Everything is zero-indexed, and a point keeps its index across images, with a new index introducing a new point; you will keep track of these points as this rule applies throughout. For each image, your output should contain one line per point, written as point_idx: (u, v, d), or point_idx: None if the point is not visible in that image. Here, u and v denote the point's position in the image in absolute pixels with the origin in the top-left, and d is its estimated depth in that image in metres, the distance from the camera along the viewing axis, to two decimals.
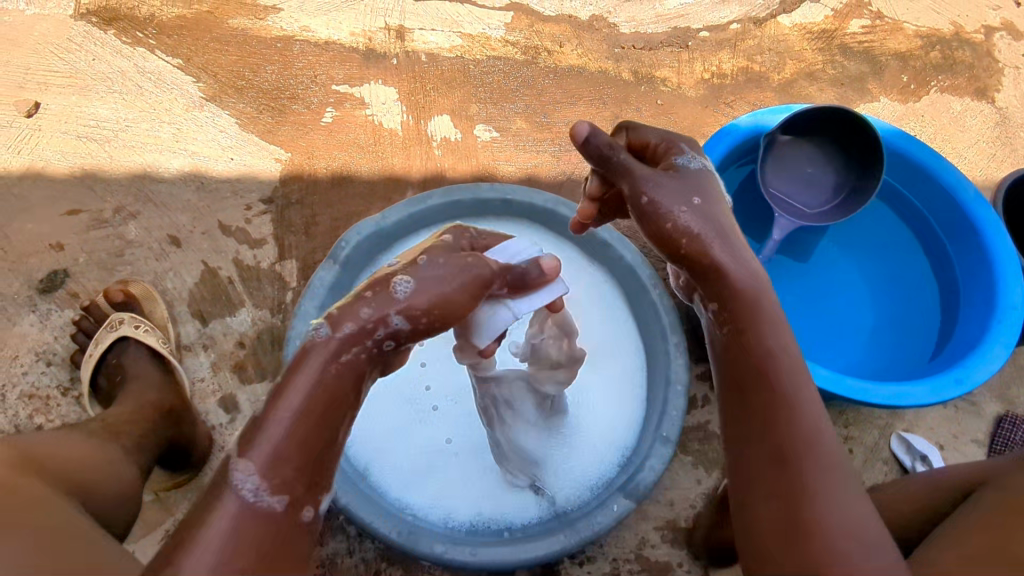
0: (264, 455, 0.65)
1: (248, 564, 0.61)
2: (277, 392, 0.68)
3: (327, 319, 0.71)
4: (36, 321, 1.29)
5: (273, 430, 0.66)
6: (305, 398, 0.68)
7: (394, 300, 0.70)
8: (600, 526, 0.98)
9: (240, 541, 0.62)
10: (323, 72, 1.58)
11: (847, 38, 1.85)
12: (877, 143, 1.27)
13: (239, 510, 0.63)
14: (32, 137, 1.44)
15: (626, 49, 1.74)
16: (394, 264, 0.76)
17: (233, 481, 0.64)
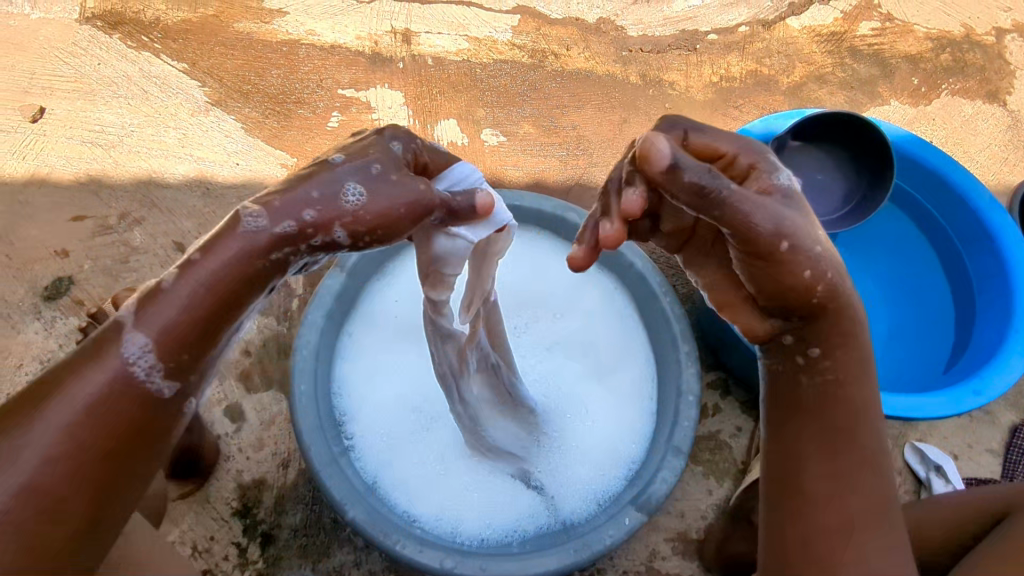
0: (160, 332, 0.55)
1: (111, 444, 0.55)
2: (192, 258, 0.57)
3: (263, 204, 0.58)
4: (40, 329, 1.27)
5: (175, 305, 0.56)
6: (217, 278, 0.56)
7: (344, 211, 0.59)
8: (611, 540, 0.97)
9: (109, 417, 0.55)
10: (328, 76, 1.57)
11: (856, 41, 1.84)
12: (888, 149, 1.27)
13: (118, 384, 0.55)
14: (37, 142, 1.43)
15: (634, 52, 1.72)
16: (339, 159, 0.61)
17: (120, 348, 0.55)
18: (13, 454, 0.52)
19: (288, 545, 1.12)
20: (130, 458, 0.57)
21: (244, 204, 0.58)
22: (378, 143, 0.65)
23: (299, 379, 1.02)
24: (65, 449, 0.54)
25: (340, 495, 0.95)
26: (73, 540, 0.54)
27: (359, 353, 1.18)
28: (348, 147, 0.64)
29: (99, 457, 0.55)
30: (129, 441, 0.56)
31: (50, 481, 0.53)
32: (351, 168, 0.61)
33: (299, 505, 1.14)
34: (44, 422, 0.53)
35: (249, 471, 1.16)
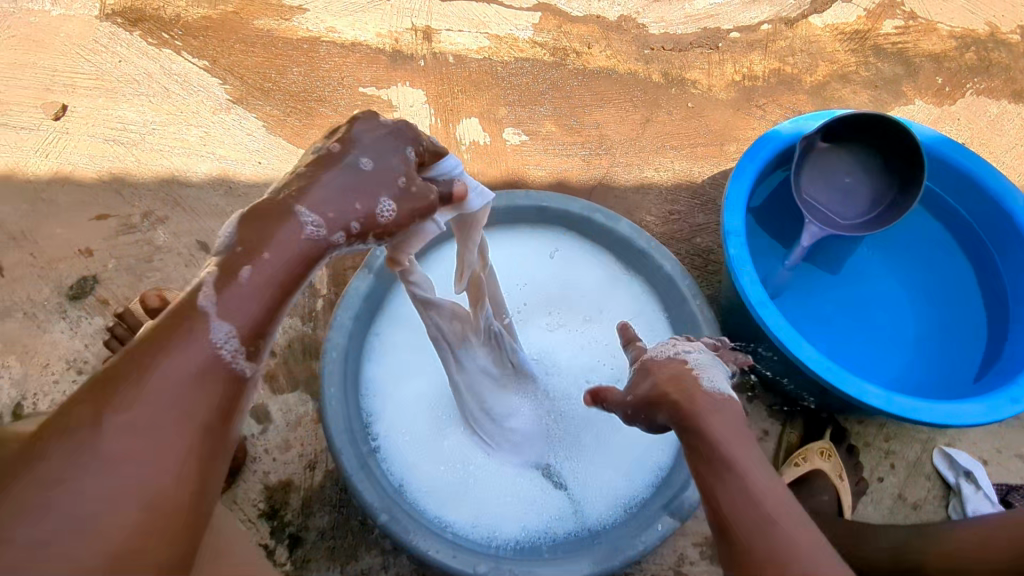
0: (244, 320, 0.62)
1: (210, 422, 0.59)
2: (259, 253, 0.63)
3: (318, 212, 0.65)
4: (66, 328, 1.27)
5: (255, 297, 0.62)
6: (284, 273, 0.64)
7: (380, 226, 0.68)
8: (644, 547, 0.96)
9: (204, 398, 0.59)
10: (349, 74, 1.56)
11: (880, 39, 1.80)
12: (918, 150, 1.22)
13: (211, 366, 0.59)
14: (60, 140, 1.42)
15: (655, 50, 1.70)
16: (369, 166, 0.68)
17: (208, 333, 0.60)
18: (120, 433, 0.55)
19: (315, 547, 1.12)
20: (222, 440, 0.60)
21: (301, 209, 0.64)
22: (393, 143, 0.71)
23: (328, 383, 1.02)
24: (169, 429, 0.56)
25: (373, 499, 0.95)
26: (180, 522, 0.55)
27: (386, 354, 1.18)
28: (366, 144, 0.70)
29: (199, 435, 0.58)
30: (221, 422, 0.60)
31: (158, 459, 0.55)
32: (387, 183, 0.69)
33: (326, 507, 1.14)
34: (146, 404, 0.56)
35: (276, 472, 1.16)
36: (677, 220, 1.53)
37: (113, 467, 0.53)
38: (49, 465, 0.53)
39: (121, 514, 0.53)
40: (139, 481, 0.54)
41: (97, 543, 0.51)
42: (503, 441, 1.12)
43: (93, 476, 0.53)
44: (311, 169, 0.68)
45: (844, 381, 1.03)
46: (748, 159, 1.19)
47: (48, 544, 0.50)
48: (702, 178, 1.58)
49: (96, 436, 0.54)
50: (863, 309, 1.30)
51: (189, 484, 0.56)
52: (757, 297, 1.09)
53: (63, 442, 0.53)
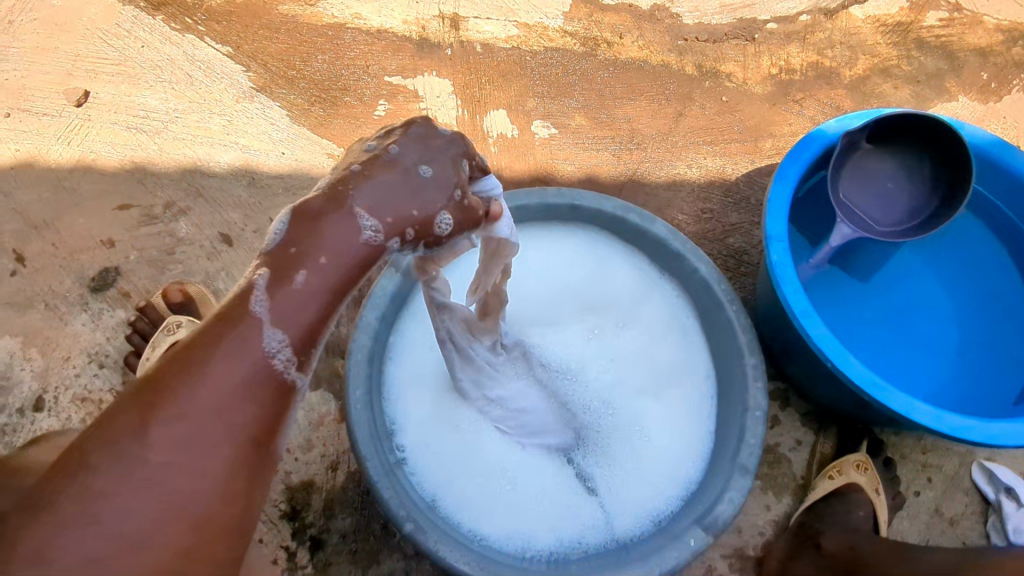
0: (298, 329, 0.60)
1: (258, 437, 0.57)
2: (316, 257, 0.62)
3: (379, 217, 0.65)
4: (88, 321, 1.26)
5: (311, 304, 0.61)
6: (340, 280, 0.63)
7: (433, 236, 0.69)
8: (675, 562, 0.94)
9: (253, 411, 0.57)
10: (374, 62, 1.52)
11: (923, 32, 1.71)
12: (965, 156, 1.15)
13: (260, 374, 0.58)
14: (82, 127, 1.40)
15: (689, 41, 1.64)
16: (428, 174, 0.68)
17: (261, 342, 0.58)
18: (168, 447, 0.53)
19: (338, 550, 1.11)
20: (268, 453, 0.59)
21: (361, 209, 0.64)
22: (450, 150, 0.71)
23: (354, 385, 0.99)
24: (216, 444, 0.55)
25: (397, 506, 0.93)
26: (225, 539, 0.55)
27: (409, 352, 1.15)
28: (423, 150, 0.69)
29: (246, 450, 0.56)
30: (268, 435, 0.59)
31: (205, 475, 0.54)
32: (444, 193, 0.69)
33: (348, 509, 1.13)
34: (193, 418, 0.54)
35: (297, 473, 1.14)
36: (710, 220, 1.49)
37: (160, 482, 0.52)
38: (92, 477, 0.51)
39: (168, 531, 0.51)
40: (186, 497, 0.53)
41: (142, 564, 0.50)
42: (516, 430, 1.10)
43: (139, 491, 0.51)
44: (368, 168, 0.67)
45: (891, 397, 1.00)
46: (791, 160, 1.13)
47: (91, 561, 0.49)
48: (736, 176, 1.53)
49: (143, 446, 0.52)
50: (905, 315, 1.25)
51: (236, 501, 0.55)
52: (800, 304, 1.05)
53: (107, 455, 0.52)
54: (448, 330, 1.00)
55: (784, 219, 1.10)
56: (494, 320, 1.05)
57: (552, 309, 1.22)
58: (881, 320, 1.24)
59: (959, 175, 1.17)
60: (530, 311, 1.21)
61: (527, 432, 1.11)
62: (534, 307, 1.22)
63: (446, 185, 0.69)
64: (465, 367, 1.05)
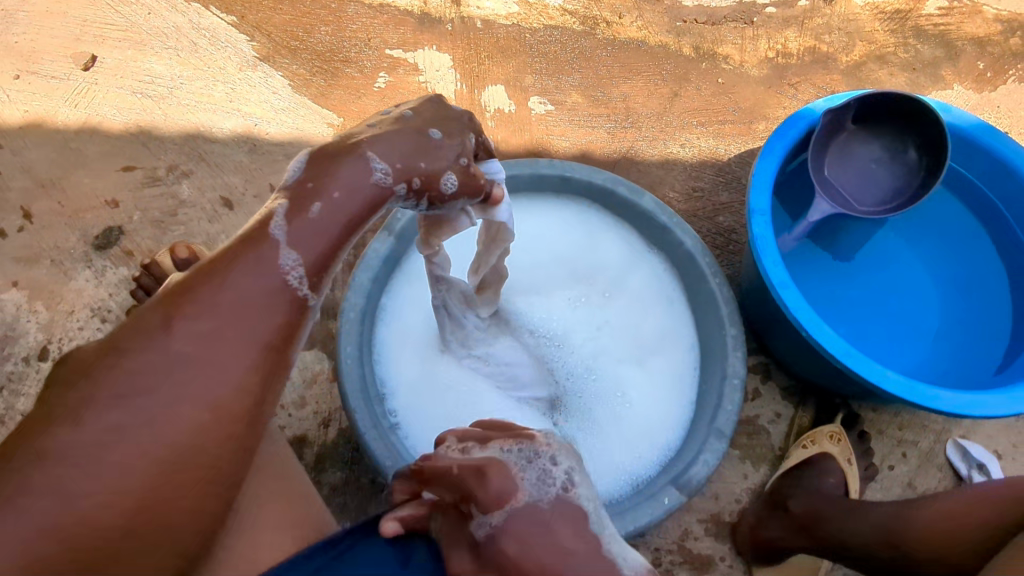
0: (311, 254, 0.64)
1: (273, 342, 0.61)
2: (330, 193, 0.65)
3: (393, 165, 0.68)
4: (91, 277, 1.30)
5: (323, 234, 0.64)
6: (352, 217, 0.66)
7: (437, 191, 0.72)
8: (650, 518, 0.98)
9: (270, 320, 0.61)
10: (376, 35, 1.54)
11: (922, 20, 1.71)
12: (943, 138, 1.18)
13: (279, 290, 0.62)
14: (89, 91, 1.44)
15: (688, 23, 1.65)
16: (438, 138, 0.72)
17: (277, 260, 0.62)
18: (189, 340, 0.58)
19: (328, 502, 1.16)
20: (284, 359, 0.62)
21: (373, 154, 0.67)
22: (461, 123, 0.75)
23: (345, 341, 1.03)
24: (234, 342, 0.59)
25: (384, 458, 0.97)
26: (239, 431, 0.60)
27: (401, 314, 1.19)
28: (434, 117, 0.73)
29: (262, 353, 0.60)
30: (284, 343, 0.62)
31: (223, 369, 0.58)
32: (450, 155, 0.72)
33: (339, 464, 1.18)
34: (214, 317, 0.59)
35: (290, 428, 1.19)
36: (701, 198, 1.52)
37: (178, 371, 0.57)
38: (123, 358, 0.56)
39: (186, 416, 0.57)
40: (204, 387, 0.57)
41: (161, 441, 0.56)
42: (506, 383, 1.16)
43: (163, 376, 0.57)
44: (382, 127, 0.70)
45: (864, 367, 1.04)
46: (777, 137, 1.16)
47: (115, 432, 0.55)
48: (728, 156, 1.56)
49: (167, 339, 0.57)
50: (884, 294, 1.28)
51: (250, 398, 0.60)
52: (778, 276, 1.08)
53: (136, 341, 0.57)
54: (444, 300, 1.07)
55: (767, 193, 1.13)
56: (492, 296, 1.12)
57: (541, 278, 1.26)
58: (861, 299, 1.27)
59: (938, 156, 1.20)
60: (521, 281, 1.25)
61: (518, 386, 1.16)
62: (524, 276, 1.25)
63: (457, 154, 0.73)
64: (455, 332, 1.13)
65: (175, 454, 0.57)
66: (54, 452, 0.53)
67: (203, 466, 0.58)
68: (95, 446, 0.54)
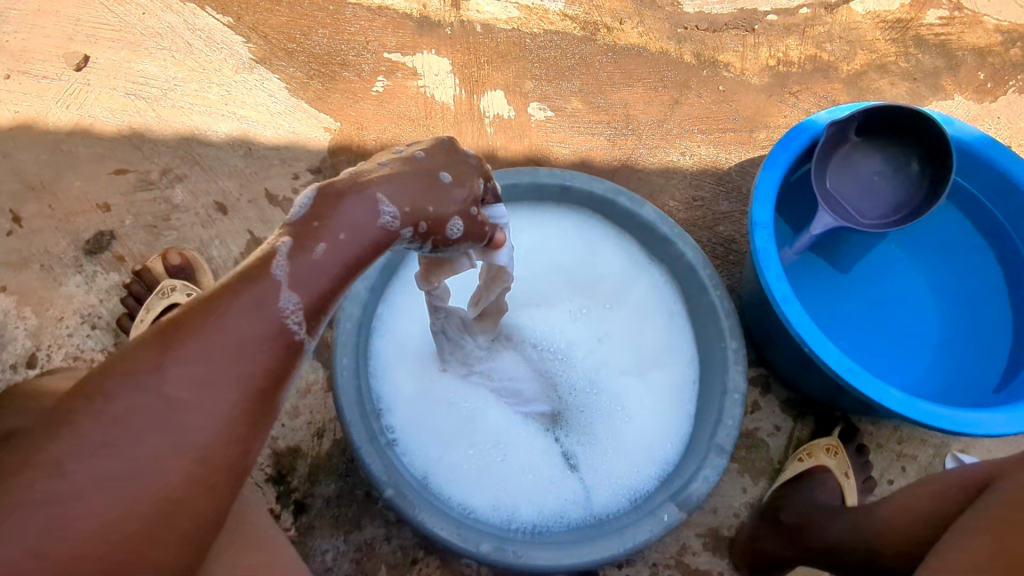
0: (311, 296, 0.62)
1: (265, 387, 0.60)
2: (337, 234, 0.64)
3: (401, 211, 0.67)
4: (81, 283, 1.28)
5: (325, 275, 0.63)
6: (355, 258, 0.65)
7: (443, 236, 0.71)
8: (648, 536, 0.96)
9: (264, 363, 0.60)
10: (374, 39, 1.52)
11: (923, 29, 1.70)
12: (947, 149, 1.17)
13: (274, 329, 0.60)
14: (81, 91, 1.41)
15: (689, 29, 1.64)
16: (449, 182, 0.71)
17: (277, 302, 0.60)
18: (181, 383, 0.56)
19: (321, 514, 1.14)
20: (272, 404, 0.62)
21: (382, 196, 0.66)
22: (473, 167, 0.74)
23: (341, 353, 1.02)
24: (225, 386, 0.58)
25: (380, 472, 0.96)
26: (223, 480, 0.59)
27: (398, 325, 1.17)
28: (446, 160, 0.72)
29: (253, 398, 0.59)
30: (275, 387, 0.61)
31: (213, 414, 0.57)
32: (459, 198, 0.71)
33: (333, 476, 1.16)
34: (206, 362, 0.57)
35: (283, 439, 1.17)
36: (700, 207, 1.50)
37: (167, 416, 0.56)
38: (109, 404, 0.54)
39: (171, 466, 0.55)
40: (192, 436, 0.56)
41: (147, 492, 0.54)
42: (511, 398, 1.15)
43: (150, 423, 0.55)
44: (393, 166, 0.70)
45: (866, 383, 1.03)
46: (781, 149, 1.15)
47: (102, 481, 0.53)
48: (729, 165, 1.54)
49: (159, 379, 0.56)
50: (885, 309, 1.27)
51: (236, 446, 0.59)
52: (780, 290, 1.07)
53: (125, 384, 0.55)
54: (442, 327, 1.06)
55: (769, 206, 1.12)
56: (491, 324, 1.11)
57: (539, 289, 1.24)
58: (862, 313, 1.26)
59: (943, 168, 1.19)
60: (521, 293, 1.23)
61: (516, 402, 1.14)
62: (523, 287, 1.24)
63: (469, 202, 0.72)
64: (455, 353, 1.11)
65: (161, 505, 0.55)
66: (30, 499, 0.51)
67: (186, 519, 0.57)
68: (77, 498, 0.52)
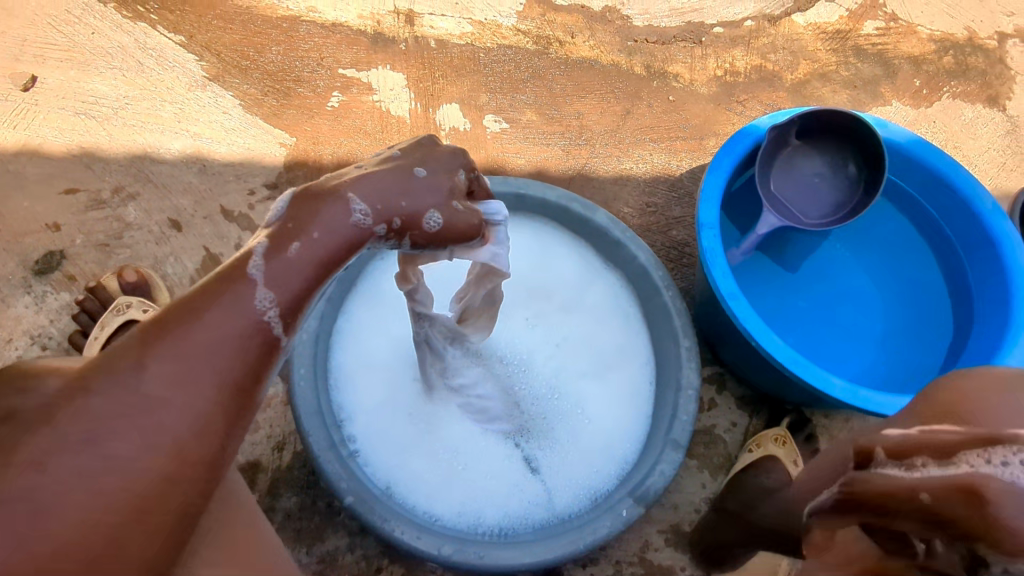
0: (287, 293, 0.63)
1: (244, 385, 0.61)
2: (310, 231, 0.65)
3: (372, 207, 0.68)
4: (31, 303, 1.26)
5: (299, 272, 0.64)
6: (328, 257, 0.66)
7: (421, 230, 0.72)
8: (609, 531, 0.98)
9: (241, 362, 0.61)
10: (329, 55, 1.54)
11: (861, 40, 1.78)
12: (880, 150, 1.22)
13: (250, 327, 0.61)
14: (29, 112, 1.40)
15: (639, 42, 1.69)
16: (424, 176, 0.72)
17: (253, 300, 0.61)
18: (159, 381, 0.57)
19: (282, 528, 1.13)
20: (251, 401, 0.63)
21: (353, 196, 0.67)
22: (450, 163, 0.76)
23: (298, 364, 1.02)
24: (204, 384, 0.59)
25: (340, 481, 0.96)
26: (201, 474, 0.59)
27: (356, 337, 1.18)
28: (422, 157, 0.74)
29: (232, 395, 0.60)
30: (254, 386, 0.62)
31: (192, 411, 0.58)
32: (434, 194, 0.72)
33: (294, 489, 1.15)
34: (184, 361, 0.58)
35: (243, 453, 1.16)
36: (654, 212, 1.54)
37: (145, 411, 0.56)
38: (92, 400, 0.55)
39: (153, 461, 0.56)
40: (172, 431, 0.57)
41: (119, 485, 0.55)
42: (477, 414, 1.12)
43: (129, 419, 0.56)
44: (369, 168, 0.72)
45: (810, 373, 1.06)
46: (724, 153, 1.19)
47: (79, 475, 0.53)
48: (680, 172, 1.59)
49: (138, 378, 0.57)
50: (831, 305, 1.31)
51: (215, 442, 0.59)
52: (727, 288, 1.10)
53: (106, 383, 0.56)
54: (426, 334, 1.03)
55: (715, 207, 1.16)
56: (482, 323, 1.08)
57: None
58: (809, 311, 1.31)
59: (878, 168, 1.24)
60: None
61: (486, 418, 1.13)
62: None
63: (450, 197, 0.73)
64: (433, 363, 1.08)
65: (138, 502, 0.56)
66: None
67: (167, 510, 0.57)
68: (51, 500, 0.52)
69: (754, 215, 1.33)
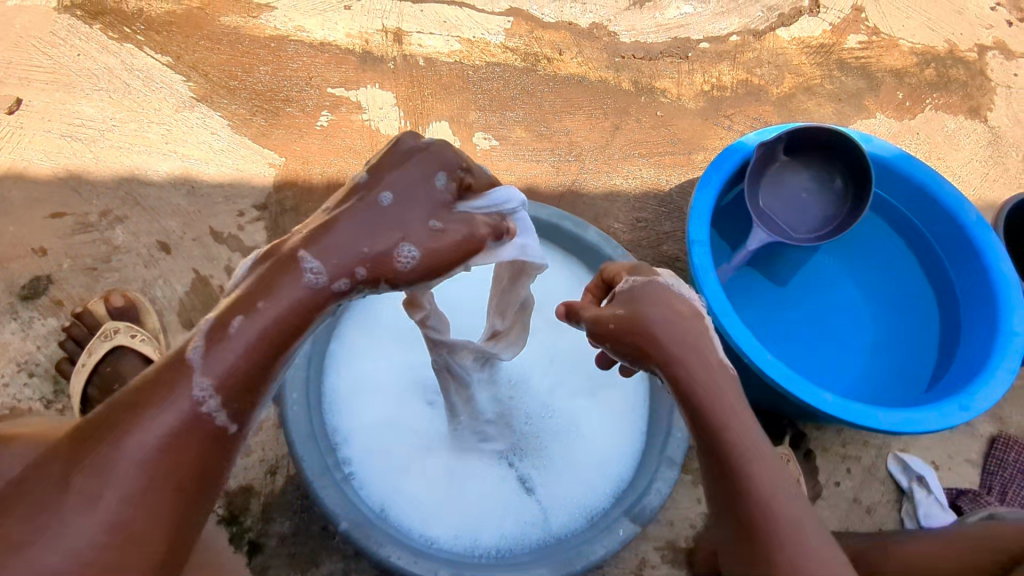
0: (222, 374, 0.62)
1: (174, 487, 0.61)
2: (255, 303, 0.64)
3: (322, 259, 0.65)
4: (17, 329, 1.25)
5: (238, 350, 0.63)
6: (281, 320, 0.64)
7: (395, 271, 0.68)
8: (605, 551, 0.97)
9: (167, 465, 0.60)
10: (317, 74, 1.54)
11: (844, 53, 1.80)
12: (865, 164, 1.24)
13: (178, 423, 0.61)
14: (14, 134, 1.39)
15: (626, 58, 1.70)
16: (389, 203, 0.68)
17: (188, 389, 0.61)
18: (78, 500, 0.57)
19: (276, 553, 1.12)
20: (187, 502, 0.62)
21: (304, 253, 0.65)
22: (432, 172, 0.71)
23: (290, 389, 1.01)
24: (124, 496, 0.58)
25: (335, 506, 0.95)
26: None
27: (349, 360, 1.17)
28: (397, 178, 0.69)
29: (161, 499, 0.60)
30: (188, 487, 0.62)
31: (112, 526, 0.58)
32: (405, 224, 0.68)
33: (287, 513, 1.14)
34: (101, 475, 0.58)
35: (235, 478, 1.14)
36: (644, 228, 1.55)
37: (62, 533, 0.56)
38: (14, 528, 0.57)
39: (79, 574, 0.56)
40: (92, 549, 0.57)
41: None
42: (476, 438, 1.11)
43: (48, 541, 0.56)
44: (338, 207, 0.69)
45: (803, 389, 1.06)
46: (713, 170, 1.21)
47: None
48: (669, 187, 1.60)
49: (59, 499, 0.57)
50: (821, 318, 1.32)
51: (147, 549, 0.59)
52: (720, 304, 1.10)
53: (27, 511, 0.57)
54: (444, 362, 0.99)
55: (705, 224, 1.17)
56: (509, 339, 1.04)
57: None
58: (799, 323, 1.32)
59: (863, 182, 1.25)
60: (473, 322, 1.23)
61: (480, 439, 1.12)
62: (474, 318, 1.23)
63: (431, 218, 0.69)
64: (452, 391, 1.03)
65: None
66: None
67: None
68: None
69: (744, 232, 1.34)
